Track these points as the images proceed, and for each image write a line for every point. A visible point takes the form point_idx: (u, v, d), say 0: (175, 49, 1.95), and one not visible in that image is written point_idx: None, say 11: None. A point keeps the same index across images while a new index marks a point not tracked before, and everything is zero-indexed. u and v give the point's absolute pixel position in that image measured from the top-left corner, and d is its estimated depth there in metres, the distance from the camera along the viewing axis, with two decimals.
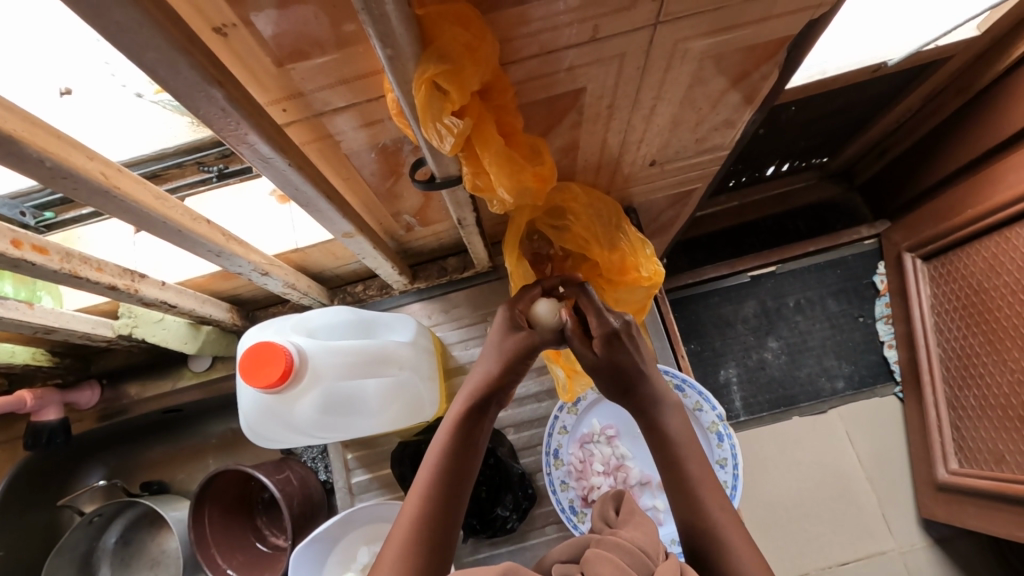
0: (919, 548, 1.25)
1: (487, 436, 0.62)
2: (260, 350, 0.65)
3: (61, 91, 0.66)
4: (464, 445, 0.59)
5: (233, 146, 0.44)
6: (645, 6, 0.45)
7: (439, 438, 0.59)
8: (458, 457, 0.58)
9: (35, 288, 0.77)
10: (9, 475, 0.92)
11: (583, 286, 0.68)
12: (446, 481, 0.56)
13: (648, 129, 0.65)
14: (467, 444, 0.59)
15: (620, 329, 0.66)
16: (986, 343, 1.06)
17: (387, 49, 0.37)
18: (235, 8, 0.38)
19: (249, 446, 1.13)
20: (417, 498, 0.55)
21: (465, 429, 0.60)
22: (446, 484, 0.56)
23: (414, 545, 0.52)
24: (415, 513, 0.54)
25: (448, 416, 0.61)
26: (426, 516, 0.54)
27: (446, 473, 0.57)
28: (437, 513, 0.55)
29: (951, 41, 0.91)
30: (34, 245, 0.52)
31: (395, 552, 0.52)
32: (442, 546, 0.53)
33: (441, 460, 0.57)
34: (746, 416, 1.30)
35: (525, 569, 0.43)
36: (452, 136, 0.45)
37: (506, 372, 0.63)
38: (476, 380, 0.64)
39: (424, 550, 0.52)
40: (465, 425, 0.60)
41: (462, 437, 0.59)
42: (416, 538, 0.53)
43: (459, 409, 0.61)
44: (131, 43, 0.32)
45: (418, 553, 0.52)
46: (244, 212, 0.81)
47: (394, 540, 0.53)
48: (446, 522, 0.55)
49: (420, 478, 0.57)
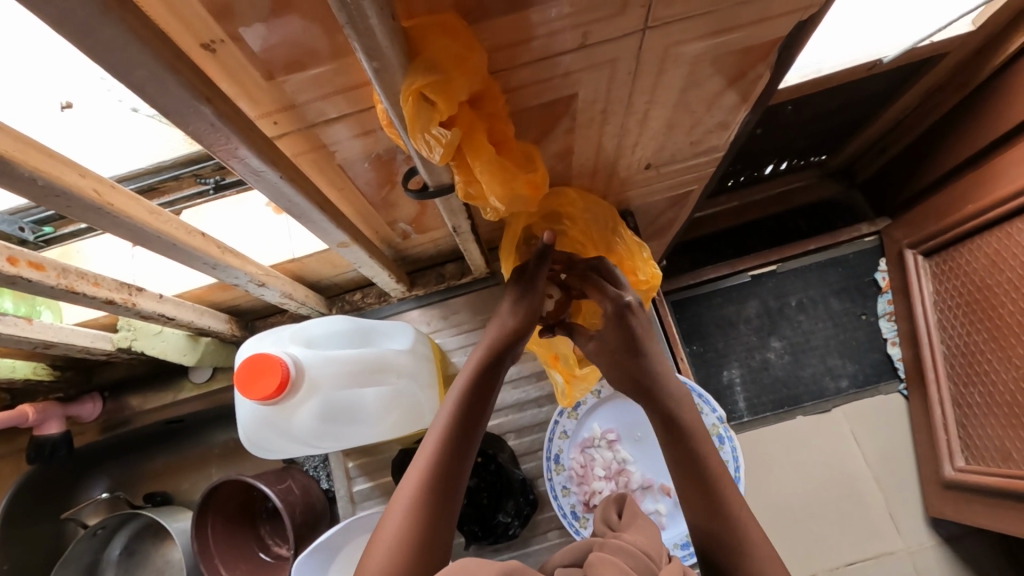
0: (928, 546, 1.24)
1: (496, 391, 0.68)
2: (256, 362, 0.65)
3: (63, 105, 0.67)
4: (468, 416, 0.63)
5: (225, 160, 0.44)
6: (634, 12, 0.45)
7: (444, 410, 0.64)
8: (462, 427, 0.63)
9: (36, 303, 0.77)
10: (12, 490, 0.93)
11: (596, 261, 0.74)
12: (450, 449, 0.61)
13: (642, 132, 0.65)
14: (471, 414, 0.64)
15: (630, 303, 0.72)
16: (990, 340, 1.06)
17: (374, 62, 0.37)
18: (223, 24, 0.38)
19: (249, 456, 1.13)
20: (423, 465, 0.60)
21: (470, 401, 0.64)
22: (449, 454, 0.61)
23: (418, 507, 0.57)
24: (419, 479, 0.59)
25: (463, 372, 0.67)
26: (430, 482, 0.59)
27: (449, 443, 0.61)
28: (441, 479, 0.59)
29: (949, 36, 0.91)
30: (31, 262, 0.52)
31: (400, 515, 0.57)
32: (445, 510, 0.58)
33: (446, 430, 0.62)
34: (750, 417, 1.29)
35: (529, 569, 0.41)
36: (442, 147, 0.45)
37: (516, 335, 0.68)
38: (480, 349, 0.68)
39: (434, 490, 0.58)
40: (476, 380, 0.66)
41: (466, 408, 0.64)
42: (422, 500, 0.57)
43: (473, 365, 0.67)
44: (118, 62, 0.32)
45: (429, 493, 0.58)
46: (240, 224, 0.81)
47: (400, 502, 0.58)
48: (449, 490, 0.59)
49: (424, 448, 0.61)
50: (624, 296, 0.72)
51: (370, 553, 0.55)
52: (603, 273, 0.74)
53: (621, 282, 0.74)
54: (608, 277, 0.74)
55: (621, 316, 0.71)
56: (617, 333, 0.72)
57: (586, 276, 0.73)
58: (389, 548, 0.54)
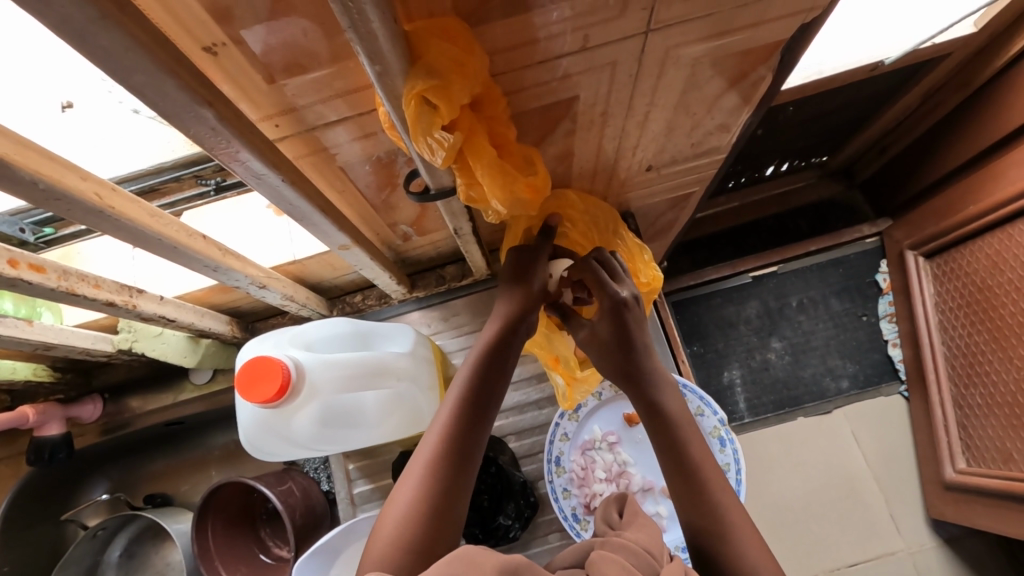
0: (929, 547, 1.24)
1: (512, 363, 0.67)
2: (257, 365, 0.65)
3: (63, 105, 0.66)
4: (482, 390, 0.63)
5: (225, 163, 0.44)
6: (635, 14, 0.45)
7: (459, 382, 0.64)
8: (477, 399, 0.62)
9: (36, 305, 0.77)
10: (12, 491, 0.93)
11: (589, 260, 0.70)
12: (463, 422, 0.60)
13: (643, 134, 0.65)
14: (485, 387, 0.63)
15: (624, 299, 0.69)
16: (991, 340, 1.06)
17: (375, 65, 0.37)
18: (223, 28, 0.38)
19: (250, 457, 1.13)
20: (438, 435, 0.59)
21: (485, 373, 0.64)
22: (464, 423, 0.60)
23: (430, 480, 0.57)
24: (434, 450, 0.58)
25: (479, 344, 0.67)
26: (443, 454, 0.58)
27: (464, 416, 0.61)
28: (454, 451, 0.59)
29: (949, 38, 0.91)
30: (31, 264, 0.52)
31: (411, 487, 0.57)
32: (458, 483, 0.58)
33: (460, 403, 0.62)
34: (751, 418, 1.29)
35: (530, 567, 0.41)
36: (444, 150, 0.45)
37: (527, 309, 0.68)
38: (496, 321, 0.68)
39: (448, 462, 0.58)
40: (492, 352, 0.65)
41: (480, 382, 0.63)
42: (434, 472, 0.57)
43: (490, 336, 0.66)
44: (118, 66, 0.32)
45: (443, 465, 0.58)
46: (240, 226, 0.81)
47: (414, 472, 0.58)
48: (463, 463, 0.59)
49: (437, 420, 0.61)
50: (620, 292, 0.69)
51: (381, 525, 0.56)
52: (602, 264, 0.71)
53: (621, 276, 0.71)
54: (607, 269, 0.72)
55: (616, 310, 0.69)
56: (609, 325, 0.69)
57: (587, 265, 0.70)
58: (399, 519, 0.55)
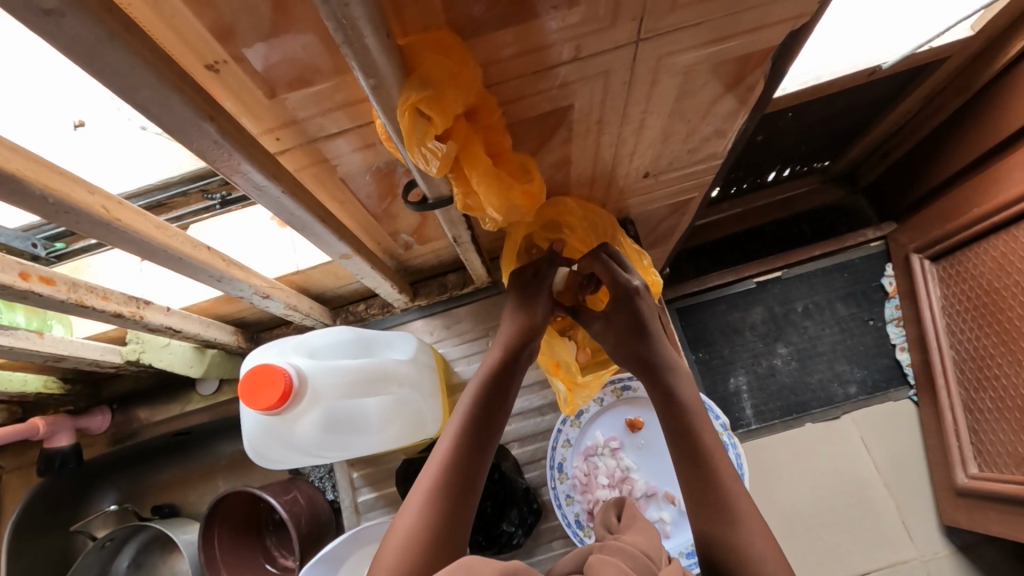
0: (942, 556, 1.22)
1: (513, 390, 0.69)
2: (260, 371, 0.66)
3: (75, 124, 0.70)
4: (484, 416, 0.65)
5: (228, 176, 0.46)
6: (626, 25, 0.46)
7: (459, 408, 0.65)
8: (479, 423, 0.64)
9: (47, 317, 0.79)
10: (22, 501, 0.94)
11: (597, 254, 0.73)
12: (466, 446, 0.62)
13: (639, 142, 0.66)
14: (490, 404, 0.65)
15: (636, 287, 0.73)
16: (1000, 343, 1.05)
17: (371, 79, 0.38)
18: (225, 46, 0.39)
19: (257, 467, 1.14)
20: (439, 461, 0.61)
21: (488, 400, 0.66)
22: (465, 448, 0.61)
23: (432, 506, 0.58)
24: (436, 475, 0.59)
25: (482, 366, 0.69)
26: (444, 481, 0.59)
27: (467, 441, 0.62)
28: (455, 479, 0.60)
29: (946, 42, 0.92)
30: (42, 277, 0.53)
31: (411, 516, 0.57)
32: (459, 508, 0.59)
33: (467, 418, 0.64)
34: (758, 425, 1.28)
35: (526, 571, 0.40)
36: (438, 159, 0.46)
37: (527, 332, 0.71)
38: (500, 345, 0.70)
39: (450, 488, 0.59)
40: (496, 376, 0.68)
41: (481, 407, 0.65)
42: (434, 501, 0.58)
43: (491, 360, 0.69)
44: (124, 84, 0.33)
45: (445, 491, 0.59)
46: (244, 238, 0.82)
47: (415, 498, 0.59)
48: (467, 488, 0.60)
49: (439, 447, 0.62)
50: (632, 281, 0.74)
51: (390, 538, 0.57)
52: (611, 256, 0.74)
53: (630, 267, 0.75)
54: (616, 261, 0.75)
55: (629, 298, 0.73)
56: (624, 316, 0.74)
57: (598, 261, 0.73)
58: (400, 547, 0.55)
